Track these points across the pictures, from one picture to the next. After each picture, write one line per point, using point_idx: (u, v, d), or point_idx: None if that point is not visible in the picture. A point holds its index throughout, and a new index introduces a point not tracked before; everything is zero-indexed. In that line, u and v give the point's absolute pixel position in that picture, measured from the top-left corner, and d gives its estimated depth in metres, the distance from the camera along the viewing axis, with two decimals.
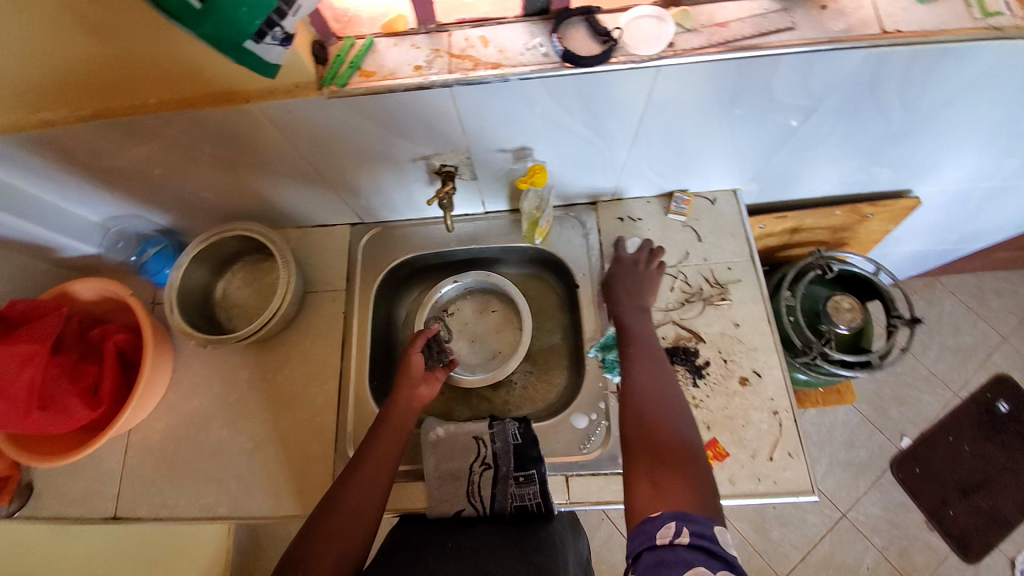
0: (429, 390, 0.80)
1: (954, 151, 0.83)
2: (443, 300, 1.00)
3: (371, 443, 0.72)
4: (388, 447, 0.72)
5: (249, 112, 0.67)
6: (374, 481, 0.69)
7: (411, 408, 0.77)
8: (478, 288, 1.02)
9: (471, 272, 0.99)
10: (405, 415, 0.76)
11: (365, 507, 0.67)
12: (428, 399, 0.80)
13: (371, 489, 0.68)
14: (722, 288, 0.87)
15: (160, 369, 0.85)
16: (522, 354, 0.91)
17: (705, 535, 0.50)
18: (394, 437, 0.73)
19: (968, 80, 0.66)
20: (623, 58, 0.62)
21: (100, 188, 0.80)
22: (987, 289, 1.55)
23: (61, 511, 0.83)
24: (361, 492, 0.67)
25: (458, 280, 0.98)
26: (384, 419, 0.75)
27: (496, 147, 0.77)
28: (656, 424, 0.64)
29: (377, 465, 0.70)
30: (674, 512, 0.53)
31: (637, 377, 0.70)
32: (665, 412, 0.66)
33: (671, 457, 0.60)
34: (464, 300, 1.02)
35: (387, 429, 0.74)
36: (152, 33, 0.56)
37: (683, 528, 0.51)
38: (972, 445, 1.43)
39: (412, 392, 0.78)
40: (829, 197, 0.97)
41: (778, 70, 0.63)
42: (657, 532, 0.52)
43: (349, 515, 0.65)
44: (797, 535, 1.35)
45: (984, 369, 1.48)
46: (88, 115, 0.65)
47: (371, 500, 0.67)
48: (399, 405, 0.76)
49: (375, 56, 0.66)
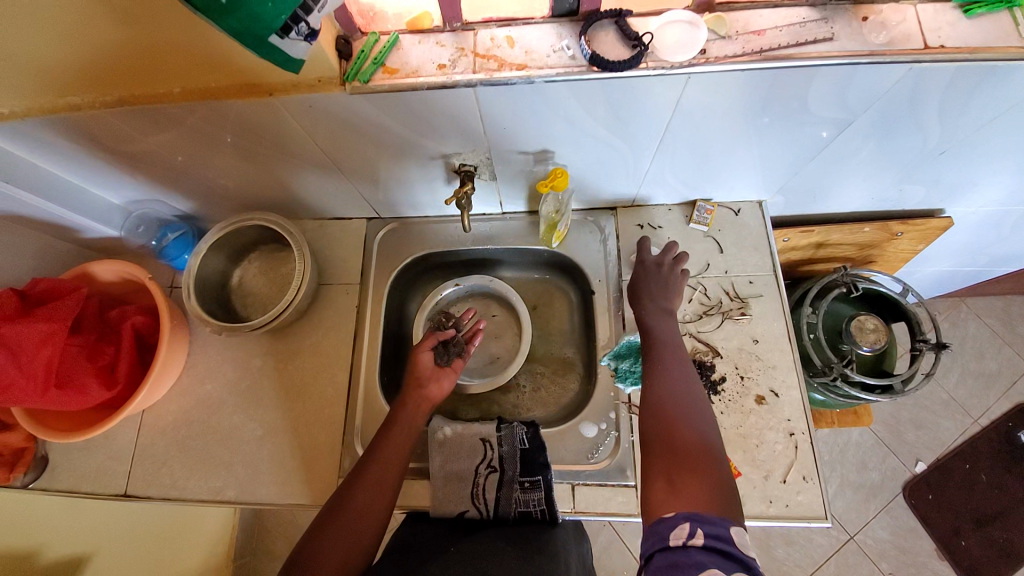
0: (439, 391, 0.79)
1: (990, 172, 0.78)
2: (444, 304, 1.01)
3: (379, 444, 0.73)
4: (396, 449, 0.72)
5: (270, 105, 0.65)
6: (381, 483, 0.69)
7: (420, 409, 0.77)
8: (479, 292, 1.02)
9: (473, 275, 0.99)
10: (414, 416, 0.76)
11: (372, 509, 0.68)
12: (439, 399, 0.79)
13: (379, 492, 0.69)
14: (742, 303, 0.84)
15: (177, 351, 0.89)
16: (521, 361, 0.90)
17: (722, 537, 0.47)
18: (404, 439, 0.74)
19: (1015, 100, 0.62)
20: (653, 65, 0.58)
21: (124, 172, 0.82)
22: (1014, 313, 1.47)
23: (75, 485, 0.87)
24: (367, 494, 0.68)
25: (460, 284, 0.98)
26: (393, 420, 0.75)
27: (518, 149, 0.74)
28: (676, 422, 0.61)
29: (384, 467, 0.71)
30: (689, 514, 0.50)
31: (657, 375, 0.67)
32: (687, 411, 0.62)
33: (690, 458, 0.56)
34: (466, 303, 1.02)
35: (395, 430, 0.74)
36: (174, 23, 0.55)
37: (698, 530, 0.48)
38: (989, 474, 1.37)
39: (422, 394, 0.78)
40: (859, 213, 0.92)
41: (814, 82, 0.60)
42: (670, 534, 0.49)
43: (355, 517, 0.66)
44: (800, 555, 1.33)
45: (1007, 397, 1.41)
46: (114, 101, 0.66)
47: (377, 502, 0.68)
48: (409, 406, 0.76)
49: (399, 53, 0.62)
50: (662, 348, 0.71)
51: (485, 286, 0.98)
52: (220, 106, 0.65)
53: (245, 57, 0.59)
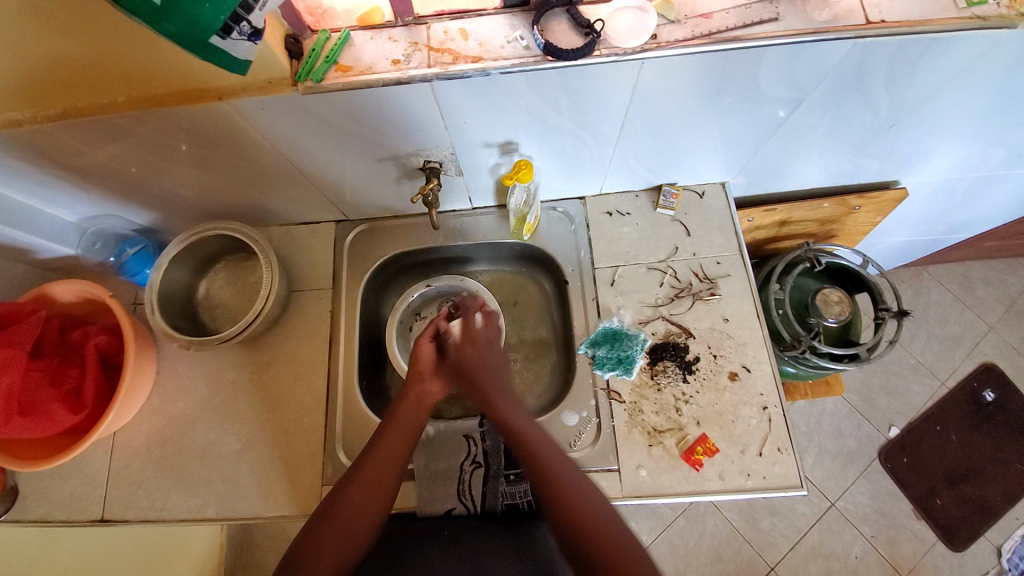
0: (440, 384, 0.78)
1: (938, 142, 0.81)
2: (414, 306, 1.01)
3: (377, 442, 0.72)
4: (393, 447, 0.71)
5: (222, 110, 0.63)
6: (378, 481, 0.69)
7: (420, 406, 0.76)
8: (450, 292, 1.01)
9: (443, 276, 0.98)
10: (413, 414, 0.75)
11: (368, 508, 0.67)
12: (436, 397, 0.77)
13: (375, 491, 0.68)
14: (711, 283, 0.85)
15: (146, 368, 0.86)
16: None
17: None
18: (403, 437, 0.72)
19: (954, 71, 0.64)
20: (606, 51, 0.58)
21: (75, 187, 0.80)
22: (974, 278, 1.54)
23: (48, 514, 0.84)
24: (364, 494, 0.68)
25: (430, 285, 0.97)
26: (391, 418, 0.74)
27: (481, 142, 0.74)
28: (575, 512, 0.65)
29: (381, 464, 0.70)
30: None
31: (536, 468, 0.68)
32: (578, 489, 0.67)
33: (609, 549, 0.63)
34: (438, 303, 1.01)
35: (394, 427, 0.73)
36: (110, 30, 0.53)
37: None
38: (958, 433, 1.43)
39: (422, 388, 0.76)
40: (819, 189, 0.95)
41: (763, 62, 0.61)
42: None
43: (350, 517, 0.66)
44: (785, 525, 1.37)
45: (971, 358, 1.47)
46: (56, 114, 0.63)
47: (373, 501, 0.68)
48: (408, 402, 0.75)
49: (351, 50, 0.61)
50: (529, 438, 0.70)
51: (456, 286, 0.98)
52: (169, 114, 0.63)
53: (192, 62, 0.58)
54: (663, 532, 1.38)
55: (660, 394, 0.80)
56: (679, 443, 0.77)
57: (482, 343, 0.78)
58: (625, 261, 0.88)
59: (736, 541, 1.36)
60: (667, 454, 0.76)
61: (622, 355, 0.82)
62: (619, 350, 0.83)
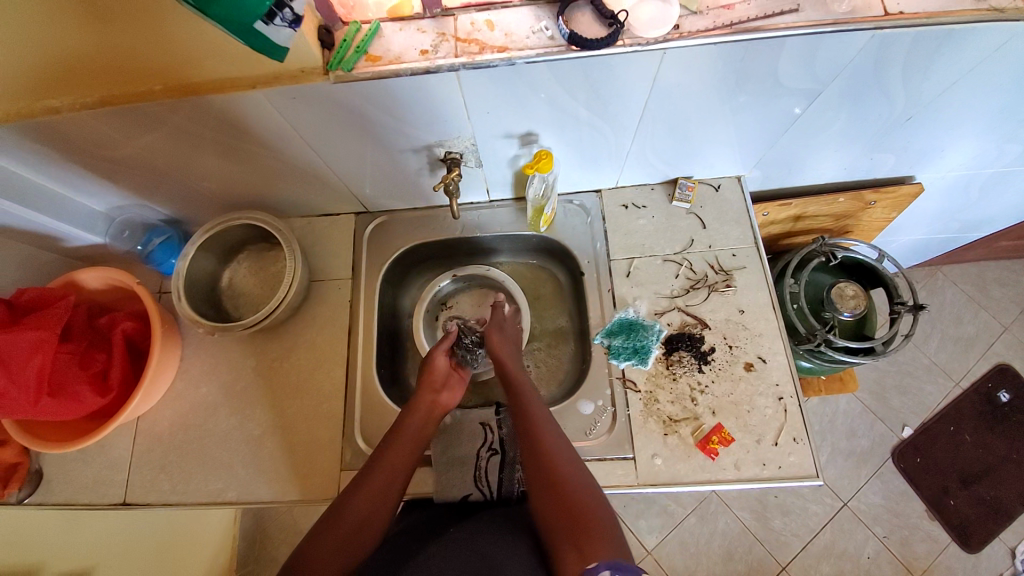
0: (452, 397, 0.80)
1: (955, 137, 0.81)
2: (441, 296, 1.04)
3: (387, 449, 0.72)
4: (402, 455, 0.72)
5: (254, 99, 0.65)
6: (386, 489, 0.69)
7: (431, 417, 0.77)
8: (475, 283, 1.04)
9: (469, 267, 1.01)
10: (425, 423, 0.76)
11: (373, 516, 0.67)
12: (445, 410, 0.79)
13: (382, 498, 0.68)
14: (727, 275, 0.86)
15: (169, 355, 0.88)
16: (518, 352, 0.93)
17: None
18: (411, 445, 0.73)
19: (971, 63, 0.65)
20: (629, 41, 0.60)
21: (106, 176, 0.82)
22: (989, 278, 1.53)
23: (72, 497, 0.85)
24: (371, 498, 0.68)
25: (456, 276, 1.01)
26: (401, 426, 0.75)
27: (502, 133, 0.75)
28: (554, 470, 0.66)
29: (390, 472, 0.70)
30: (609, 563, 0.56)
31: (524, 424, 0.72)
32: (561, 445, 0.70)
33: (590, 530, 0.60)
34: (462, 294, 1.05)
35: (404, 435, 0.74)
36: (152, 18, 0.55)
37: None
38: (973, 434, 1.42)
39: (434, 399, 0.79)
40: (833, 184, 0.96)
41: (782, 54, 0.62)
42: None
43: (355, 525, 0.66)
44: (797, 524, 1.36)
45: (985, 359, 1.47)
46: (94, 102, 0.65)
47: (379, 509, 0.67)
48: (419, 411, 0.76)
49: (381, 41, 0.63)
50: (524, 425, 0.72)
51: (481, 275, 1.00)
52: (202, 102, 0.66)
53: (227, 50, 0.60)
54: (673, 530, 1.38)
55: (675, 383, 0.81)
56: (695, 432, 0.77)
57: (511, 323, 0.90)
58: (641, 253, 0.89)
59: (747, 540, 1.36)
60: (683, 443, 0.77)
61: (637, 345, 0.83)
62: (635, 340, 0.84)
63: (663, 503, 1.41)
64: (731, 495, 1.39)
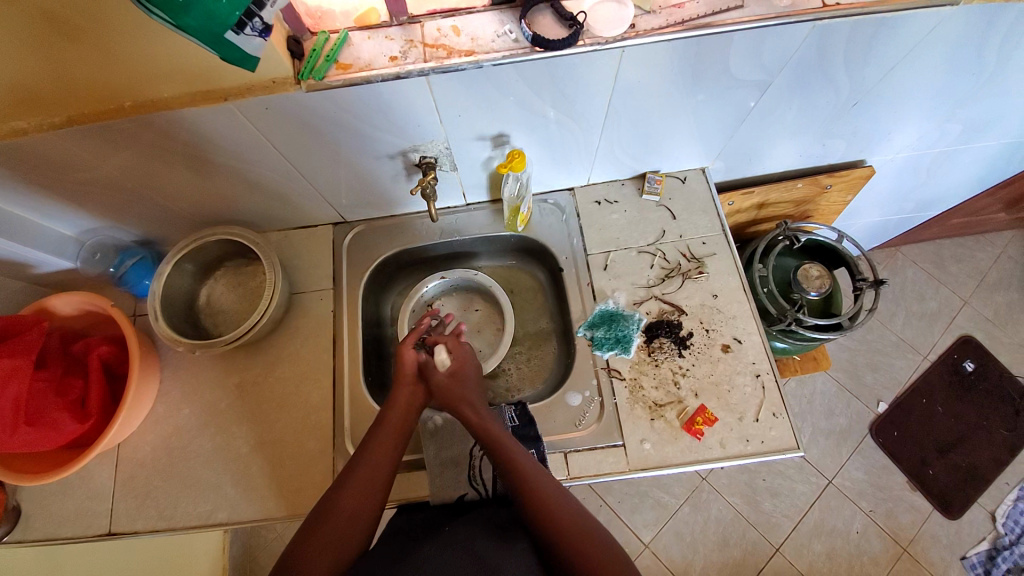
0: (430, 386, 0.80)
1: (900, 119, 0.87)
2: (428, 298, 1.05)
3: (370, 444, 0.72)
4: (385, 448, 0.71)
5: (228, 111, 0.66)
6: (370, 485, 0.68)
7: (409, 410, 0.76)
8: (461, 287, 1.06)
9: (456, 268, 1.03)
10: (405, 418, 0.75)
11: (360, 511, 0.66)
12: (422, 401, 0.78)
13: (369, 494, 0.67)
14: (699, 262, 0.89)
15: (148, 379, 0.87)
16: (503, 354, 0.93)
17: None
18: (394, 439, 0.73)
19: (906, 48, 0.70)
20: (589, 41, 0.63)
21: (77, 199, 0.81)
22: (945, 255, 1.61)
23: (52, 532, 0.82)
24: (358, 493, 0.67)
25: (445, 277, 1.02)
26: (383, 422, 0.74)
27: (475, 135, 0.77)
28: (543, 489, 0.67)
29: (373, 466, 0.69)
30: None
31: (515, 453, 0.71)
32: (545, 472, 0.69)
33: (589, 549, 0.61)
34: (448, 297, 1.06)
35: (387, 429, 0.73)
36: (122, 33, 0.55)
37: None
38: (944, 405, 1.48)
39: (412, 390, 0.79)
40: (792, 171, 1.01)
41: (732, 47, 0.66)
42: None
43: (342, 521, 0.64)
44: (786, 505, 1.39)
45: (950, 332, 1.54)
46: (60, 121, 0.65)
47: (365, 503, 0.66)
48: (399, 405, 0.76)
49: (351, 49, 0.65)
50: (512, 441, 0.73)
51: (468, 279, 1.02)
52: (176, 117, 0.66)
53: (199, 62, 0.60)
54: (668, 522, 1.40)
55: (658, 368, 0.83)
56: (680, 415, 0.80)
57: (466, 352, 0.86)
58: (616, 246, 0.92)
59: (741, 525, 1.38)
60: (669, 426, 0.79)
61: (619, 335, 0.85)
62: (617, 330, 0.86)
63: (656, 496, 1.43)
64: (721, 482, 1.42)
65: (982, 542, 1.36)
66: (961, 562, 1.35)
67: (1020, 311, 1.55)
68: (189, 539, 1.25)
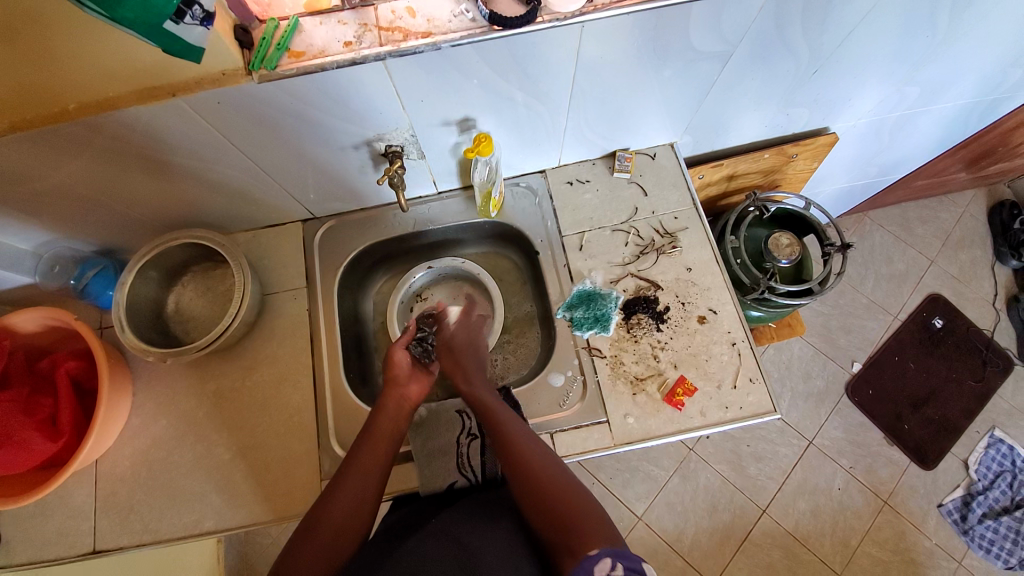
0: (420, 389, 0.80)
1: (860, 84, 0.88)
2: (416, 288, 1.05)
3: (359, 450, 0.71)
4: (375, 454, 0.70)
5: (179, 107, 0.63)
6: (362, 492, 0.67)
7: (400, 412, 0.76)
8: (449, 276, 1.06)
9: (442, 258, 1.03)
10: (395, 420, 0.75)
11: (352, 516, 0.65)
12: (413, 403, 0.79)
13: (362, 499, 0.66)
14: (672, 237, 0.90)
15: (120, 393, 0.84)
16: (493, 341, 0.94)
17: (637, 569, 0.51)
18: (385, 443, 0.72)
19: (861, 12, 0.71)
20: (547, 18, 0.62)
21: (30, 211, 0.77)
22: (910, 218, 1.66)
23: (32, 556, 0.79)
24: (349, 496, 0.66)
25: (432, 267, 1.02)
26: (372, 428, 0.73)
27: (439, 120, 0.76)
28: (537, 465, 0.66)
29: (365, 471, 0.68)
30: (611, 550, 0.54)
31: (513, 434, 0.70)
32: (541, 450, 0.68)
33: (580, 521, 0.59)
34: (437, 286, 1.06)
35: (376, 436, 0.72)
36: (56, 29, 0.52)
37: (618, 563, 0.52)
38: (916, 361, 1.54)
39: (401, 393, 0.78)
40: (758, 142, 1.02)
41: (693, 17, 0.66)
42: (595, 567, 0.52)
43: (333, 531, 0.63)
44: (771, 467, 1.44)
45: (918, 291, 1.59)
46: (4, 127, 0.62)
47: (357, 510, 0.65)
48: (388, 410, 0.76)
49: (303, 36, 0.63)
50: (501, 419, 0.72)
51: (455, 267, 1.02)
52: (125, 117, 0.63)
53: (146, 58, 0.58)
54: (660, 493, 1.43)
55: (637, 344, 0.84)
56: (660, 387, 0.81)
57: (473, 328, 0.89)
58: (590, 226, 0.92)
59: (729, 491, 1.42)
60: (651, 400, 0.80)
61: (598, 314, 0.86)
62: (595, 309, 0.87)
63: (646, 469, 1.45)
64: (708, 450, 1.46)
65: (957, 489, 1.42)
66: (938, 509, 1.41)
67: (983, 267, 1.61)
68: (182, 550, 1.24)
